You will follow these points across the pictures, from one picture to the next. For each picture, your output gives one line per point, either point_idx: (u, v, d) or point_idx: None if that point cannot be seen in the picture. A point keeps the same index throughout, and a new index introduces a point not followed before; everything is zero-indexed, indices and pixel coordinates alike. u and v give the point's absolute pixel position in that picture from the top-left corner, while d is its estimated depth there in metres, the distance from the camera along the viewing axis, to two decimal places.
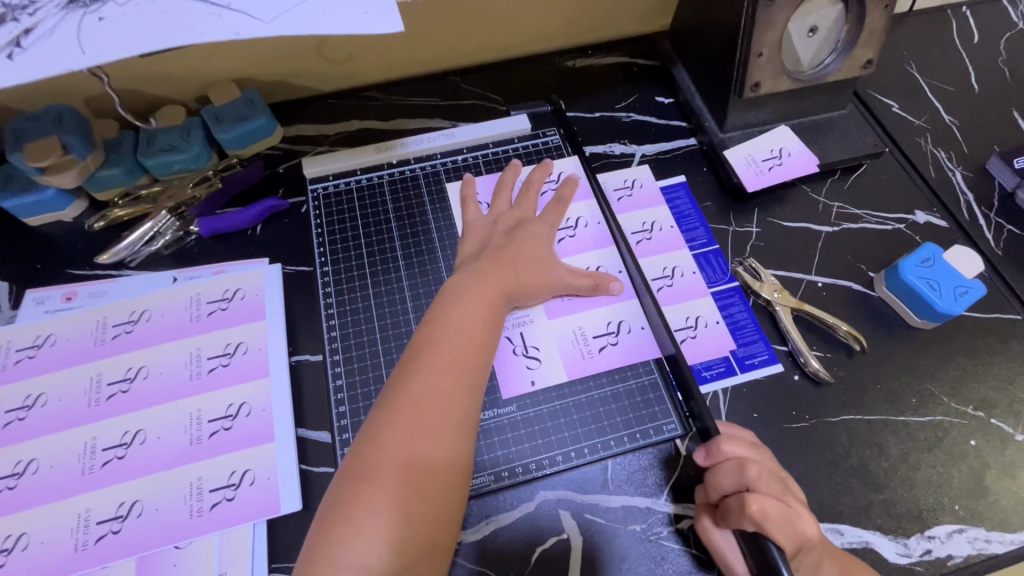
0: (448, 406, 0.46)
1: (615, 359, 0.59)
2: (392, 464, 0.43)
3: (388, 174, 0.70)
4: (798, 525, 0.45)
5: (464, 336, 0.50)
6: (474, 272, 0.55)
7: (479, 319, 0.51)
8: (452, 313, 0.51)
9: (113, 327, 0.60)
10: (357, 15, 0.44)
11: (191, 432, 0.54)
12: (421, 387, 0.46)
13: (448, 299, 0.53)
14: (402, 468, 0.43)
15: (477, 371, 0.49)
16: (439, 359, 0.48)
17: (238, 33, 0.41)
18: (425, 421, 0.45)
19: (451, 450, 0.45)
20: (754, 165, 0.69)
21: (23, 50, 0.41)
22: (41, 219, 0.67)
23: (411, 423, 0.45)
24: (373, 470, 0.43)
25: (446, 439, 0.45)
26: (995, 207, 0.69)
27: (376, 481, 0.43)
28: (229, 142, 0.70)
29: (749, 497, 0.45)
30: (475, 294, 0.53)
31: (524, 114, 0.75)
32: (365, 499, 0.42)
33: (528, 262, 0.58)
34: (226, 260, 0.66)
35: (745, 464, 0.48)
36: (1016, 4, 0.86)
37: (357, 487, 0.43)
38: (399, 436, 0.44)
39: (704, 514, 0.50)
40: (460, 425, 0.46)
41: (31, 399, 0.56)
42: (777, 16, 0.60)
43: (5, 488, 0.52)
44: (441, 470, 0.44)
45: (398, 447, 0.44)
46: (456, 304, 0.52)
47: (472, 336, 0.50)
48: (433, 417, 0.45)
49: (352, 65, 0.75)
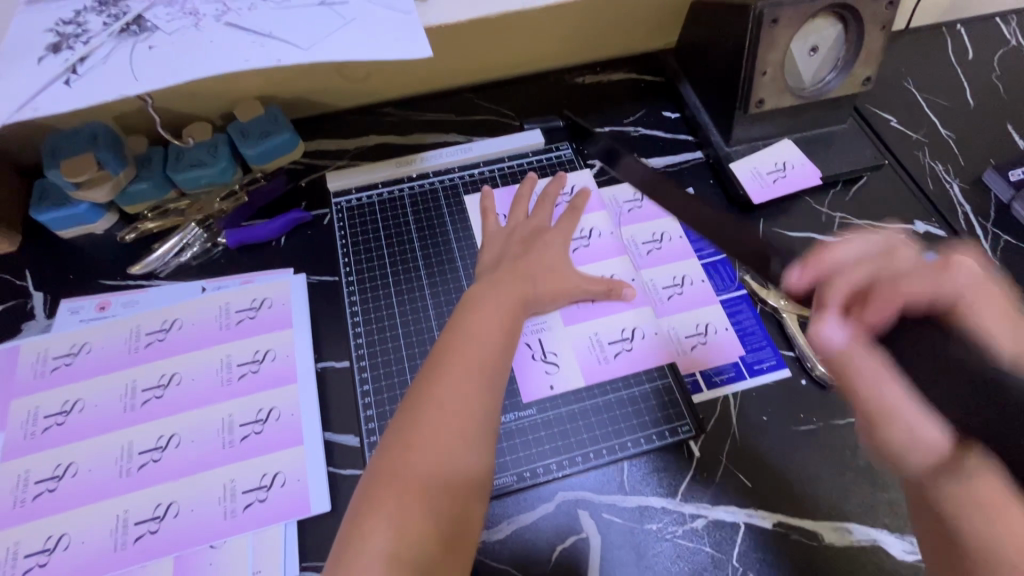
0: (472, 409, 0.48)
1: (630, 364, 0.61)
2: (418, 464, 0.46)
3: (407, 187, 0.73)
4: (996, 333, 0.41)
5: (486, 342, 0.52)
6: (492, 284, 0.58)
7: (500, 325, 0.54)
8: (474, 319, 0.54)
9: (145, 336, 0.62)
10: (387, 41, 0.47)
11: (223, 436, 0.57)
12: (446, 390, 0.49)
13: (470, 305, 0.55)
14: (428, 468, 0.46)
15: (498, 375, 0.52)
16: (462, 363, 0.50)
17: (279, 60, 0.45)
18: (450, 423, 0.47)
19: (474, 451, 0.48)
20: (759, 178, 0.72)
21: (79, 76, 0.44)
22: (73, 232, 0.70)
23: (438, 425, 0.47)
24: (401, 468, 0.45)
25: (469, 440, 0.47)
26: (991, 218, 0.72)
27: (403, 480, 0.45)
28: (254, 157, 0.73)
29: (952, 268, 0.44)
30: (496, 302, 0.56)
31: (537, 128, 0.78)
32: (392, 496, 0.44)
33: (543, 270, 0.61)
34: (253, 271, 0.68)
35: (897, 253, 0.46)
36: (1009, 22, 0.90)
37: (385, 484, 0.45)
38: (425, 436, 0.47)
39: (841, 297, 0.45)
40: (484, 428, 0.49)
41: (69, 405, 0.59)
42: (779, 36, 0.63)
43: (47, 490, 0.54)
44: (462, 473, 0.46)
45: (423, 447, 0.46)
46: (478, 310, 0.55)
47: (493, 342, 0.53)
48: (458, 420, 0.48)
49: (371, 83, 0.78)
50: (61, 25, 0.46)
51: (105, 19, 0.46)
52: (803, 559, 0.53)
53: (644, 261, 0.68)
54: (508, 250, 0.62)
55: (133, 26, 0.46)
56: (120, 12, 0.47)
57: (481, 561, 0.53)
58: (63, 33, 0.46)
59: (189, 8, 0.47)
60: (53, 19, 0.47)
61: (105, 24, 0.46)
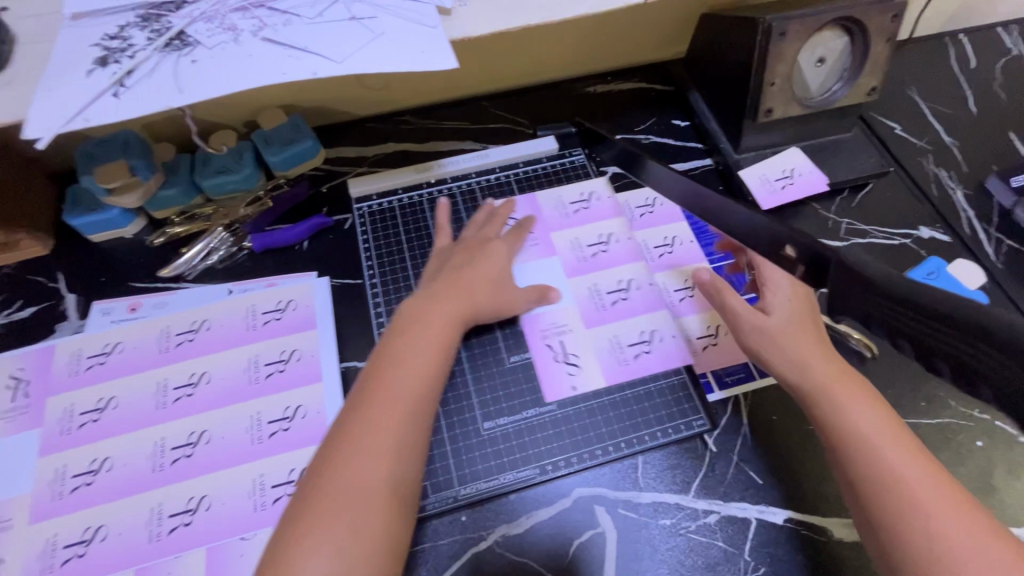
0: (393, 433, 0.48)
1: (650, 366, 0.63)
2: (340, 494, 0.45)
3: (427, 193, 0.75)
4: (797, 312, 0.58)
5: (415, 367, 0.52)
6: (433, 297, 0.58)
7: (433, 346, 0.54)
8: (405, 343, 0.53)
9: (176, 336, 0.65)
10: (416, 54, 0.50)
11: (252, 433, 0.59)
12: (371, 416, 0.48)
13: (402, 327, 0.55)
14: (351, 495, 0.45)
15: (424, 393, 0.51)
16: (391, 389, 0.50)
17: (315, 73, 0.47)
18: (372, 448, 0.47)
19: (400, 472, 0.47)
20: (767, 184, 0.74)
21: (127, 89, 0.46)
22: (103, 236, 0.72)
23: (359, 452, 0.46)
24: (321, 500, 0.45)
25: (394, 463, 0.47)
26: (994, 223, 0.74)
27: (327, 510, 0.44)
28: (277, 164, 0.75)
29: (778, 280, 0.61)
30: (429, 323, 0.56)
31: (551, 135, 0.80)
32: (315, 528, 0.43)
33: (483, 281, 0.62)
34: (278, 273, 0.70)
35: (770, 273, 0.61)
36: (1010, 32, 0.92)
37: (309, 517, 0.44)
38: (349, 465, 0.46)
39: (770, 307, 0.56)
40: (406, 449, 0.48)
41: (103, 402, 0.61)
42: (788, 48, 0.65)
43: (84, 484, 0.57)
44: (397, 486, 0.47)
45: (346, 477, 0.45)
46: (410, 333, 0.54)
47: (424, 364, 0.52)
48: (379, 443, 0.47)
49: (390, 92, 0.81)
50: (107, 40, 0.49)
51: (149, 34, 0.49)
52: (814, 554, 0.55)
53: (656, 264, 0.70)
54: (451, 261, 0.63)
55: (176, 41, 0.48)
56: (163, 27, 0.49)
57: (500, 553, 0.55)
58: (110, 48, 0.48)
59: (229, 24, 0.50)
60: (98, 34, 0.50)
61: (149, 39, 0.49)
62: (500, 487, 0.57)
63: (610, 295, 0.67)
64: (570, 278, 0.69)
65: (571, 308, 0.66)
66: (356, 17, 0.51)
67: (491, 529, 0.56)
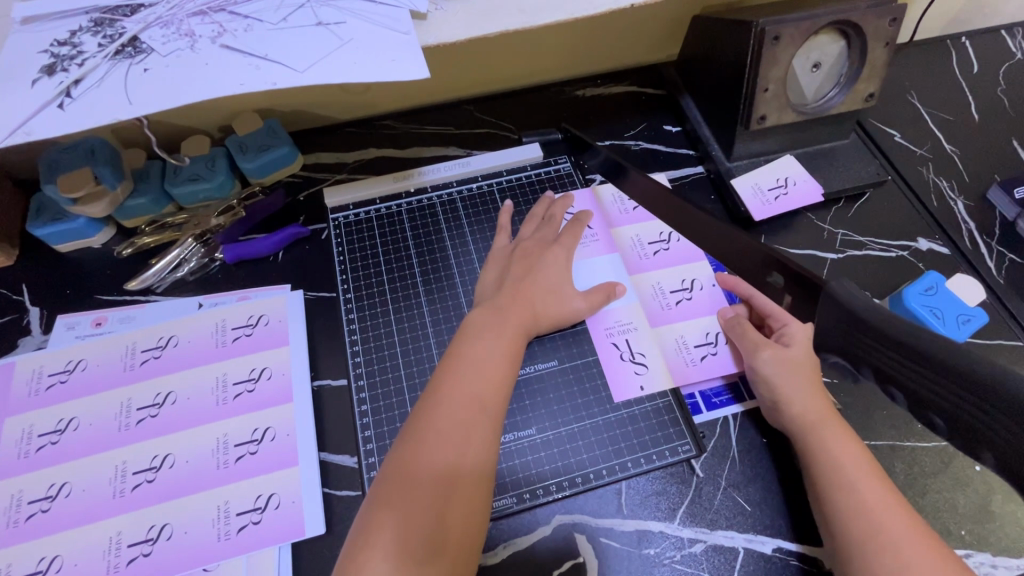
0: (457, 430, 0.47)
1: (716, 368, 0.61)
2: (402, 489, 0.45)
3: (406, 203, 0.72)
4: (796, 330, 0.58)
5: (484, 368, 0.51)
6: (496, 304, 0.58)
7: (502, 351, 0.53)
8: (473, 346, 0.53)
9: (141, 353, 0.62)
10: (385, 61, 0.47)
11: (218, 456, 0.56)
12: (434, 414, 0.48)
13: (472, 329, 0.55)
14: (421, 478, 0.45)
15: (488, 391, 0.50)
16: (459, 388, 0.49)
17: (274, 83, 0.45)
18: (436, 444, 0.46)
19: (465, 469, 0.46)
20: (761, 194, 0.71)
21: (73, 99, 0.44)
22: (70, 246, 0.69)
23: (424, 448, 0.46)
24: (386, 491, 0.45)
25: (458, 461, 0.46)
26: (996, 235, 0.71)
27: (389, 505, 0.44)
28: (253, 172, 0.72)
29: (760, 301, 0.61)
30: (498, 328, 0.55)
31: (536, 142, 0.77)
32: (377, 519, 0.44)
33: (545, 293, 0.60)
34: (250, 286, 0.67)
35: (755, 299, 0.62)
36: (1014, 35, 0.89)
37: (374, 511, 0.44)
38: (412, 460, 0.46)
39: (767, 346, 0.58)
40: (470, 448, 0.47)
41: (64, 423, 0.58)
42: (781, 54, 0.62)
43: (40, 511, 0.54)
44: (469, 478, 0.46)
45: (413, 469, 0.45)
46: (481, 337, 0.54)
47: (492, 367, 0.52)
48: (441, 440, 0.47)
49: (370, 96, 0.77)
50: (57, 46, 0.46)
51: (101, 40, 0.46)
52: None
53: (652, 261, 0.68)
54: (511, 269, 0.62)
55: (128, 48, 0.46)
56: (116, 32, 0.47)
57: None
58: (58, 54, 0.46)
59: (186, 30, 0.47)
60: (47, 39, 0.47)
61: (100, 45, 0.46)
62: None
63: (673, 294, 0.66)
64: (633, 276, 0.67)
65: (636, 306, 0.65)
66: (322, 21, 0.48)
67: None
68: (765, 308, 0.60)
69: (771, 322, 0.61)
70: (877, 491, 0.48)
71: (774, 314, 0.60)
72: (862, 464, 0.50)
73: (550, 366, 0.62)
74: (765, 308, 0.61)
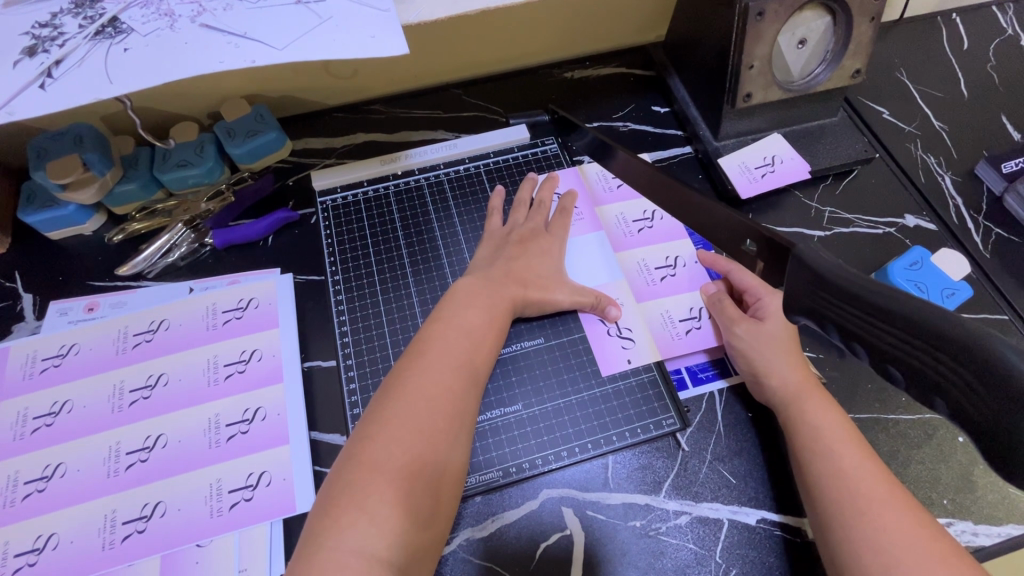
0: (452, 408, 0.49)
1: (702, 342, 0.62)
2: (406, 461, 0.45)
3: (393, 185, 0.73)
4: (772, 304, 0.59)
5: (466, 347, 0.53)
6: (483, 277, 0.59)
7: (486, 325, 0.55)
8: (456, 320, 0.54)
9: (133, 336, 0.63)
10: (365, 39, 0.47)
11: (210, 436, 0.57)
12: (421, 383, 0.49)
13: (461, 299, 0.56)
14: (399, 457, 0.45)
15: (481, 375, 0.53)
16: (442, 360, 0.51)
17: (253, 61, 0.45)
18: (417, 412, 0.47)
19: (441, 442, 0.47)
20: (748, 173, 0.71)
21: (54, 80, 0.44)
22: (61, 234, 0.70)
23: (408, 414, 0.47)
24: (384, 461, 0.45)
25: (437, 430, 0.47)
26: (982, 211, 0.71)
27: (367, 482, 0.44)
28: (241, 157, 0.72)
29: (741, 273, 0.61)
30: (487, 301, 0.56)
31: (523, 123, 0.77)
32: (377, 488, 0.43)
33: (533, 273, 0.61)
34: (240, 271, 0.68)
35: (735, 272, 0.62)
36: (1005, 11, 0.88)
37: (358, 474, 0.44)
38: (392, 427, 0.46)
39: (744, 321, 0.59)
40: (449, 427, 0.48)
41: (58, 406, 0.59)
42: (766, 29, 0.62)
43: (36, 491, 0.55)
44: (446, 459, 0.47)
45: (390, 441, 0.46)
46: (464, 312, 0.55)
47: (473, 347, 0.53)
48: (442, 417, 0.48)
49: (358, 81, 0.77)
50: (37, 28, 0.47)
51: (81, 21, 0.47)
52: (790, 557, 0.53)
53: (637, 238, 0.68)
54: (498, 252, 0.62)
55: (108, 28, 0.46)
56: (96, 13, 0.47)
57: (464, 558, 0.53)
58: (39, 36, 0.46)
59: (165, 10, 0.48)
60: (28, 22, 0.47)
61: (80, 26, 0.46)
62: (463, 490, 0.55)
63: (658, 270, 0.66)
64: (618, 253, 0.67)
65: (622, 282, 0.65)
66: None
67: (455, 532, 0.54)
68: (744, 279, 0.61)
69: (748, 297, 0.61)
70: (856, 459, 0.49)
71: (752, 288, 0.61)
72: (843, 431, 0.51)
73: (536, 344, 0.62)
74: (745, 281, 0.61)
